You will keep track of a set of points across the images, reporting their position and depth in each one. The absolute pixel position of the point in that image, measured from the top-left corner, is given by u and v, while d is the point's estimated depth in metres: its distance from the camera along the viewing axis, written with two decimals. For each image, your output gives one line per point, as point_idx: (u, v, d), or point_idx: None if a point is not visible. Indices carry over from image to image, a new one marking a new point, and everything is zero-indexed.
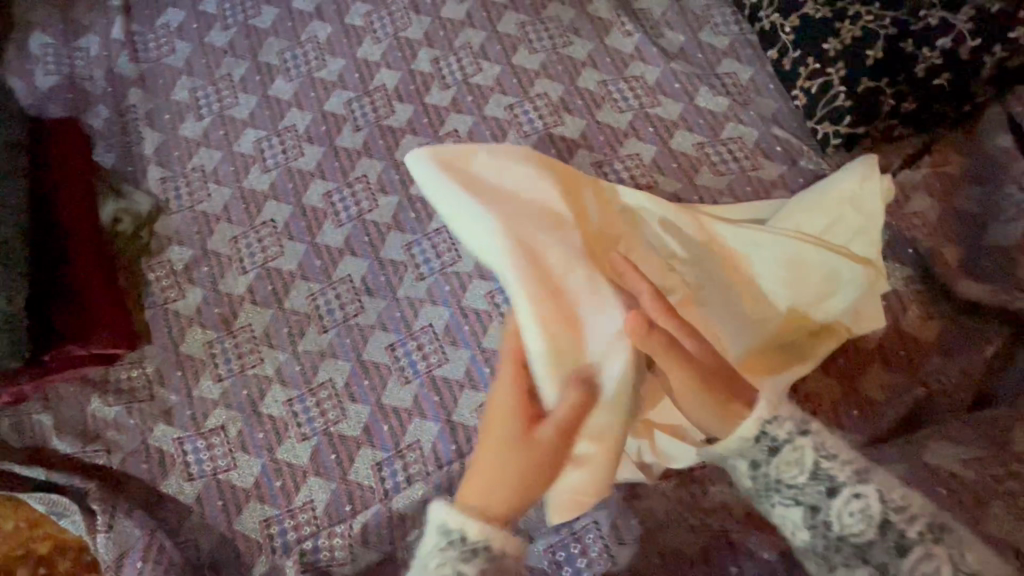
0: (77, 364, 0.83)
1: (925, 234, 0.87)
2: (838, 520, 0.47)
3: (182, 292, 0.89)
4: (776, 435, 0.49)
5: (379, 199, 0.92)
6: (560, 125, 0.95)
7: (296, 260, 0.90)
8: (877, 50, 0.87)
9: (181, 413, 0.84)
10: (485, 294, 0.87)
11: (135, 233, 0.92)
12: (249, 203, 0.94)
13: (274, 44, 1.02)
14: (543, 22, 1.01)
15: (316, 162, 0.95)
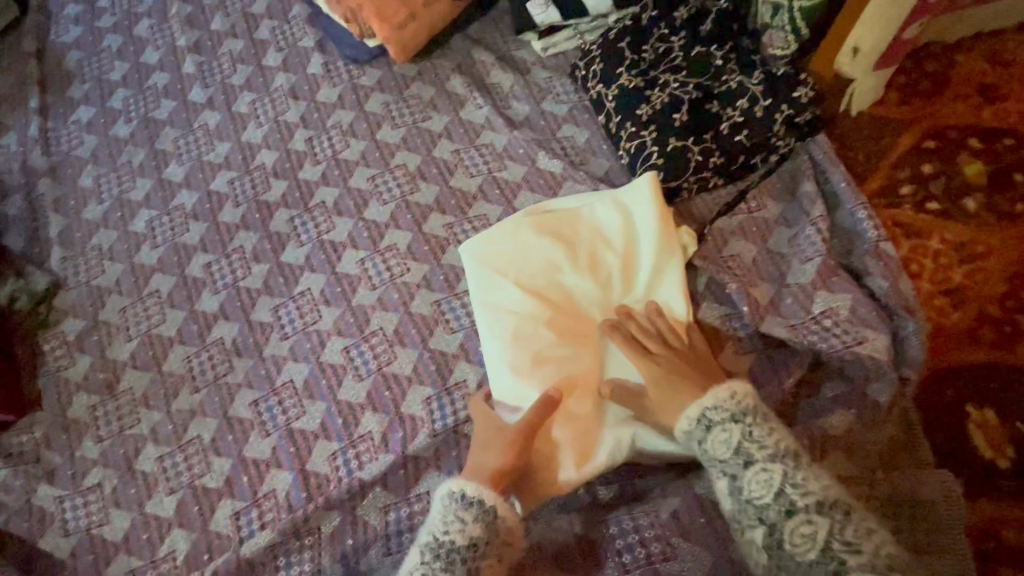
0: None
1: (740, 276, 0.92)
2: (788, 538, 0.62)
3: (72, 361, 0.99)
4: (714, 418, 0.71)
5: (252, 268, 1.03)
6: (416, 192, 1.06)
7: (175, 326, 1.00)
8: (684, 114, 0.97)
9: (63, 473, 0.92)
10: (342, 349, 0.96)
11: (35, 310, 1.02)
12: (138, 276, 1.04)
13: (170, 132, 1.16)
14: (406, 100, 1.14)
15: (200, 236, 1.06)
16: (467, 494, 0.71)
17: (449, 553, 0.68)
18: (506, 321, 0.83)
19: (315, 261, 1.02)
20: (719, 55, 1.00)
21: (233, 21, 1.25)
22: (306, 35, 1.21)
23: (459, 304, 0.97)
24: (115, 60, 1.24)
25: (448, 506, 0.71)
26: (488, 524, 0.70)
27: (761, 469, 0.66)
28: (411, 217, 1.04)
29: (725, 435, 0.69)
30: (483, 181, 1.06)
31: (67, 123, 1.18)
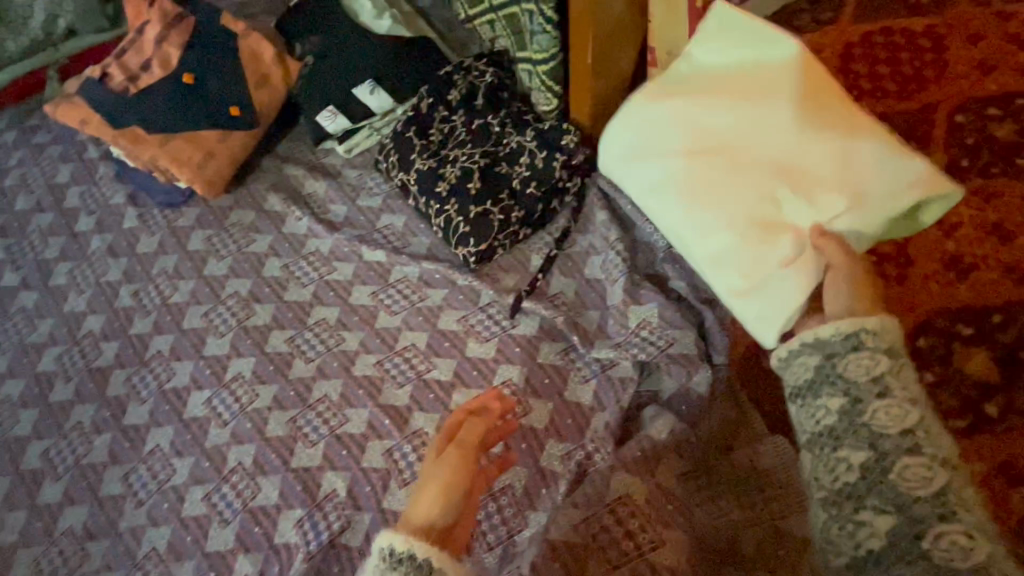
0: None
1: (565, 310, 1.00)
2: (870, 418, 0.58)
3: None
4: (862, 342, 0.61)
5: (94, 440, 0.98)
6: (252, 316, 1.07)
7: (16, 531, 0.93)
8: (478, 181, 1.06)
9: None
10: (202, 498, 0.92)
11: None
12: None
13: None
14: (227, 229, 1.16)
15: (32, 424, 1.01)
16: (394, 551, 0.61)
17: None
18: (681, 205, 0.84)
19: (159, 414, 0.99)
20: (496, 122, 1.10)
21: (38, 197, 1.24)
22: (116, 192, 1.22)
23: (314, 414, 0.97)
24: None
25: (376, 570, 0.62)
26: None
27: (857, 351, 0.61)
28: (251, 341, 1.04)
29: (873, 362, 0.60)
30: (316, 287, 1.09)
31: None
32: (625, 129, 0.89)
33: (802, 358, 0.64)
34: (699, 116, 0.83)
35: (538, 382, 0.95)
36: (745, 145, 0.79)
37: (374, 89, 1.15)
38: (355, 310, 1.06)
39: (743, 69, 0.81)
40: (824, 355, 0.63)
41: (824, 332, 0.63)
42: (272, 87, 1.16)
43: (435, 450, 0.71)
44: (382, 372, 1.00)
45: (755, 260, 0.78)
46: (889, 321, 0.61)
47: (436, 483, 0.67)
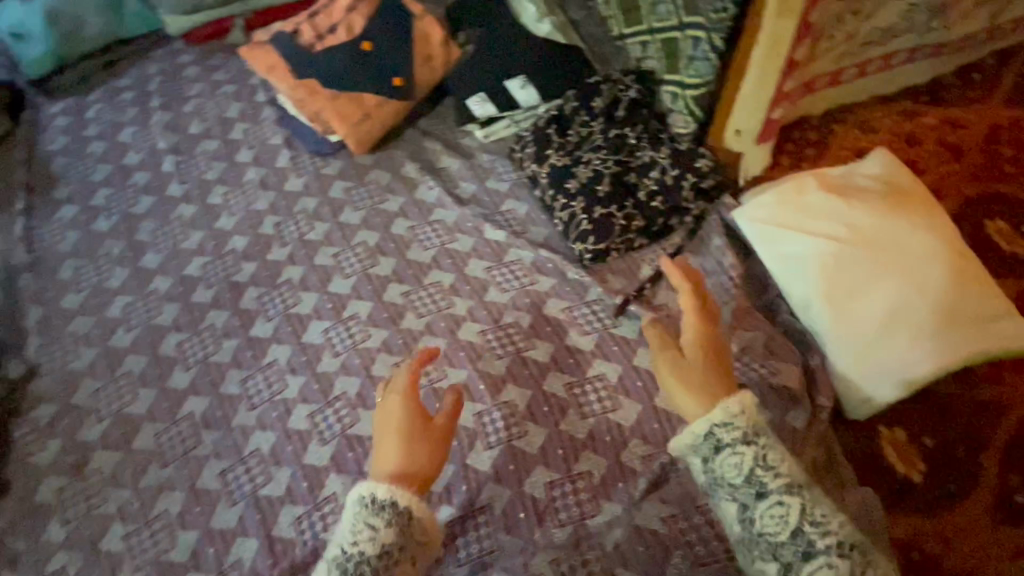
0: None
1: (668, 321, 1.03)
2: (761, 517, 0.71)
3: (42, 444, 1.02)
4: (725, 439, 0.75)
5: (222, 343, 1.10)
6: (375, 266, 1.17)
7: (145, 405, 1.05)
8: (609, 184, 1.12)
9: (27, 558, 0.92)
10: (306, 415, 1.02)
11: (6, 398, 1.07)
12: (112, 359, 1.10)
13: (149, 224, 1.26)
14: (365, 185, 1.27)
15: (172, 318, 1.14)
16: (378, 499, 0.72)
17: (358, 565, 0.68)
18: (809, 272, 0.99)
19: (281, 333, 1.10)
20: (634, 136, 1.16)
21: (208, 125, 1.40)
22: (274, 133, 1.36)
23: (416, 366, 1.05)
24: (99, 163, 1.36)
25: (357, 515, 0.71)
26: (401, 530, 0.71)
27: (732, 453, 0.74)
28: (371, 288, 1.14)
29: (740, 459, 0.73)
30: (436, 253, 1.18)
31: (50, 221, 1.28)
32: (775, 200, 1.07)
33: (690, 463, 0.77)
34: (850, 216, 1.01)
35: (631, 384, 0.99)
36: (874, 251, 0.98)
37: (525, 85, 1.24)
38: (468, 280, 1.14)
39: (872, 198, 1.03)
40: (703, 457, 0.76)
41: (694, 436, 0.77)
42: (433, 67, 1.27)
43: (395, 405, 0.80)
44: (484, 341, 1.07)
45: (866, 353, 0.93)
46: (734, 408, 0.76)
47: (407, 446, 0.77)
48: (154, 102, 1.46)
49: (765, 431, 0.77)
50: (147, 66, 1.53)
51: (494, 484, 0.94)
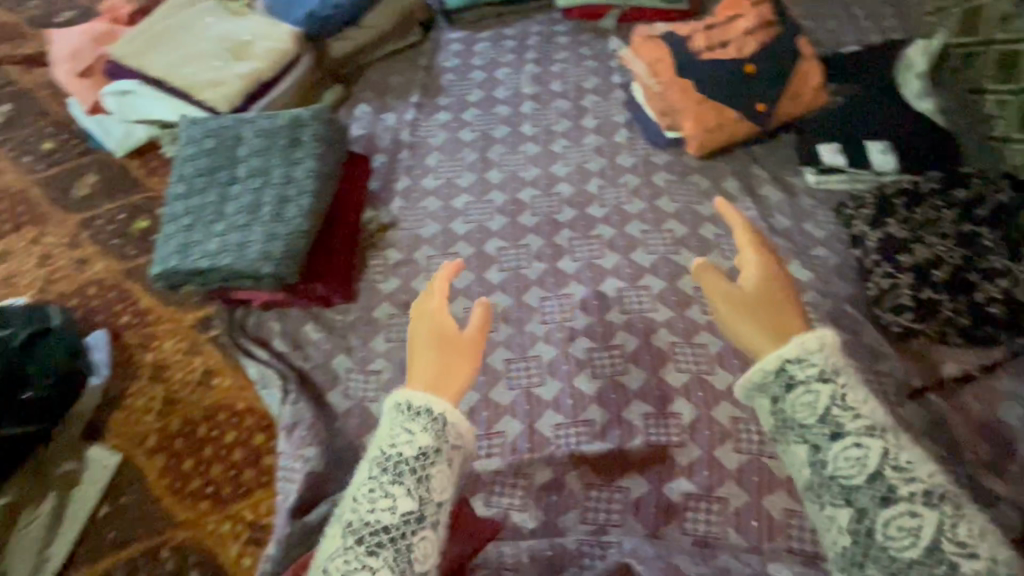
0: (311, 298, 1.26)
1: None
2: (834, 460, 0.72)
3: (384, 279, 1.32)
4: (798, 376, 0.75)
5: (460, 272, 1.32)
6: (602, 262, 1.30)
7: (426, 287, 1.30)
8: (887, 269, 1.16)
9: (334, 347, 1.23)
10: (504, 358, 1.19)
11: (373, 236, 1.38)
12: (414, 241, 1.37)
13: (497, 150, 1.52)
14: (617, 191, 1.41)
15: (430, 234, 1.38)
16: (413, 406, 0.80)
17: (396, 465, 0.77)
18: None
19: (506, 284, 1.29)
20: (934, 236, 1.17)
21: (567, 89, 1.62)
22: (619, 114, 1.55)
23: (612, 355, 1.16)
24: (474, 88, 1.67)
25: (395, 419, 0.80)
26: (437, 431, 0.79)
27: (808, 391, 0.74)
28: (591, 279, 1.28)
29: (817, 399, 0.74)
30: (657, 272, 1.27)
31: (429, 119, 1.61)
32: None
33: (758, 402, 0.79)
34: None
35: None
36: None
37: (850, 144, 1.31)
38: (677, 309, 1.22)
39: None
40: (773, 395, 0.77)
41: (762, 374, 0.78)
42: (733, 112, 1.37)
43: (445, 317, 0.88)
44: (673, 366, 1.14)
45: None
46: (811, 345, 0.76)
47: (445, 352, 0.85)
48: (473, 60, 1.74)
49: (844, 368, 0.76)
50: (564, 25, 1.79)
51: (638, 477, 1.04)
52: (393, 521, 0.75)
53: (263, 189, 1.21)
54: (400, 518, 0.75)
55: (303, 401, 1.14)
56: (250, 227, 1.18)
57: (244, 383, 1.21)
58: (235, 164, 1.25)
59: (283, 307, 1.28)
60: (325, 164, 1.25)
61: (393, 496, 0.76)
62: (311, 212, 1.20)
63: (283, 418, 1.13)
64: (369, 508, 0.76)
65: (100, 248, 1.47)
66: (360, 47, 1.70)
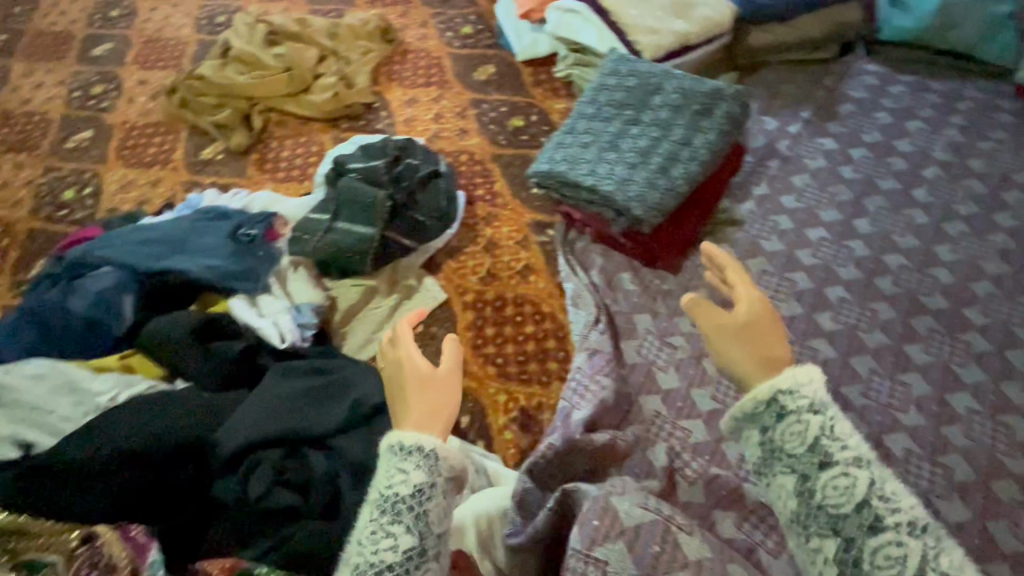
0: (641, 254, 1.32)
1: None
2: (820, 489, 0.71)
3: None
4: (788, 407, 0.74)
5: (791, 299, 1.25)
6: (961, 369, 1.14)
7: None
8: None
9: (644, 303, 1.27)
10: None
11: (717, 224, 1.37)
12: (753, 249, 1.34)
13: (877, 201, 1.39)
14: (1010, 309, 1.21)
15: (772, 250, 1.33)
16: (404, 445, 0.75)
17: (393, 505, 0.72)
18: None
19: (837, 337, 1.20)
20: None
21: (987, 172, 1.42)
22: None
23: (935, 472, 1.03)
24: (874, 129, 1.53)
25: (390, 462, 0.74)
26: (431, 468, 0.74)
27: (796, 420, 0.74)
28: (941, 381, 1.13)
29: (801, 426, 0.73)
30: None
31: (813, 140, 1.52)
32: None
33: (746, 435, 0.77)
34: None
35: None
36: None
37: None
38: None
39: None
40: (761, 427, 0.76)
41: (754, 403, 0.76)
42: None
43: (411, 365, 0.84)
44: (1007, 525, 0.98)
45: None
46: (809, 370, 0.76)
47: (404, 393, 0.82)
48: (884, 101, 1.59)
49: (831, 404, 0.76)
50: (1004, 102, 1.55)
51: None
52: (395, 560, 0.69)
53: (660, 139, 1.27)
54: (403, 555, 0.69)
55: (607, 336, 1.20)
56: (636, 170, 1.24)
57: (553, 291, 1.33)
58: (644, 107, 1.32)
59: (610, 248, 1.36)
60: (723, 142, 1.27)
61: (394, 535, 0.70)
62: (691, 180, 1.24)
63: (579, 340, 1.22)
64: (370, 550, 0.69)
65: (479, 128, 1.70)
66: (774, 48, 1.64)
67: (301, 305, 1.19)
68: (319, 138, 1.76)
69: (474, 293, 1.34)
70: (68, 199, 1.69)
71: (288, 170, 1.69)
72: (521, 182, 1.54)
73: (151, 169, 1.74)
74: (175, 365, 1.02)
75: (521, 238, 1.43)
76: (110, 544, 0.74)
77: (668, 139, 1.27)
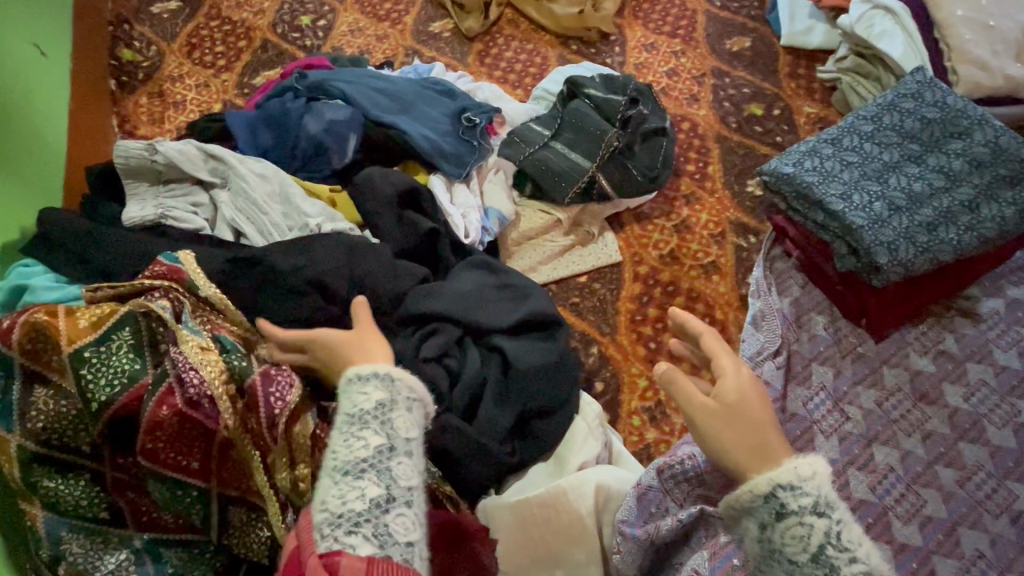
0: (848, 304, 1.15)
1: None
2: None
3: (923, 353, 1.13)
4: (788, 506, 0.62)
5: (1005, 428, 1.06)
6: None
7: (956, 402, 1.08)
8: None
9: (829, 355, 1.13)
10: (976, 547, 0.96)
11: (948, 308, 1.17)
12: (981, 352, 1.13)
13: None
14: None
15: (1007, 364, 1.12)
16: (361, 375, 0.65)
17: (360, 416, 0.62)
18: None
19: None
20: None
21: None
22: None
23: None
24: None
25: (350, 390, 0.65)
26: (390, 388, 0.64)
27: (797, 523, 0.61)
28: None
29: (803, 533, 0.61)
30: None
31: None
32: None
33: (744, 527, 0.66)
34: None
35: None
36: None
37: None
38: None
39: None
40: (760, 523, 0.64)
41: (749, 496, 0.64)
42: None
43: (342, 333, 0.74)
44: None
45: None
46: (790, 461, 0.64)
47: (354, 341, 0.72)
48: None
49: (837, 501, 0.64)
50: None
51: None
52: (367, 456, 0.60)
53: (940, 192, 1.09)
54: (375, 452, 0.61)
55: (780, 373, 1.08)
56: (899, 214, 1.07)
57: (732, 301, 1.22)
58: (935, 148, 1.13)
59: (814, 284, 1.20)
60: (1015, 225, 1.06)
61: (366, 436, 0.61)
62: (958, 252, 1.05)
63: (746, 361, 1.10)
64: (347, 449, 0.61)
65: (712, 101, 1.55)
66: None
67: (490, 209, 1.17)
68: (545, 51, 1.69)
69: (650, 267, 1.25)
70: (303, 24, 1.76)
71: (506, 71, 1.64)
72: (738, 175, 1.40)
73: (381, 23, 1.76)
74: (371, 219, 1.02)
75: (717, 232, 1.31)
76: (292, 355, 0.81)
77: (952, 196, 1.08)
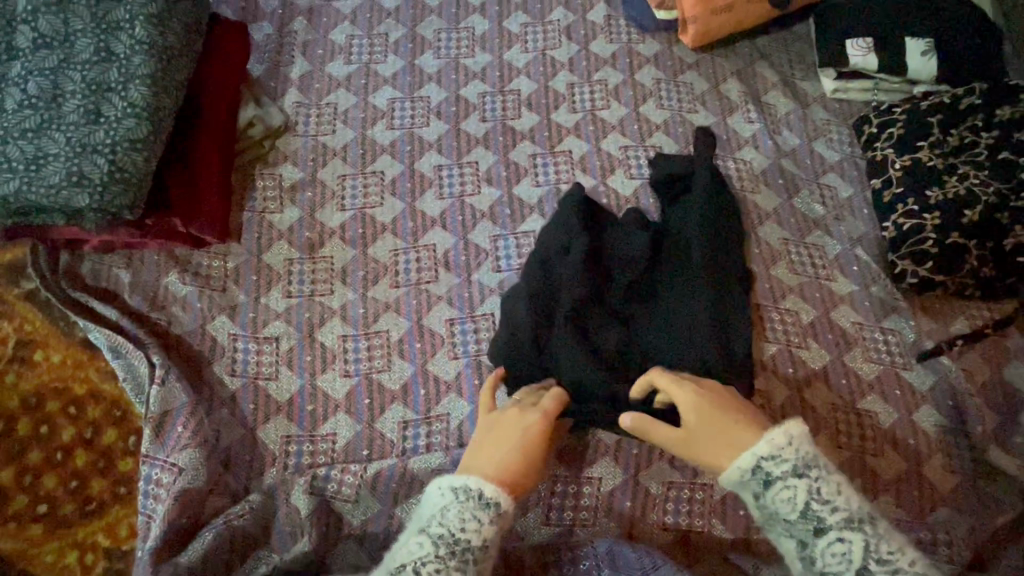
0: (171, 237, 0.89)
1: (865, 385, 0.91)
2: (821, 556, 0.61)
3: (281, 208, 0.96)
4: (773, 472, 0.64)
5: (387, 199, 0.98)
6: (572, 182, 1.00)
7: (339, 221, 0.96)
8: (940, 192, 0.95)
9: (210, 304, 0.89)
10: (446, 319, 0.90)
11: (260, 144, 1.00)
12: (320, 154, 1.00)
13: (433, 24, 1.12)
14: (592, 84, 1.08)
15: (344, 143, 1.01)
16: (491, 497, 0.64)
17: (461, 553, 0.62)
18: None
19: (450, 219, 0.97)
20: (984, 147, 0.97)
21: None
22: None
23: None
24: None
25: (462, 502, 0.64)
26: (500, 527, 0.64)
27: (784, 486, 0.64)
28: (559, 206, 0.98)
29: (791, 494, 0.63)
30: (641, 187, 1.00)
31: None
32: None
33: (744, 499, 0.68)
34: None
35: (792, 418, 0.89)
36: None
37: (927, 52, 1.02)
38: None
39: None
40: (753, 493, 0.66)
41: (738, 472, 0.66)
42: (735, 14, 1.07)
43: (528, 414, 0.71)
44: None
45: None
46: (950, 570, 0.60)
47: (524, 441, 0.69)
48: None
49: (819, 457, 0.65)
50: None
51: (610, 462, 0.84)
52: None
53: (61, 67, 0.79)
54: None
55: (175, 379, 0.82)
56: (46, 132, 0.76)
57: (78, 357, 0.87)
58: (15, 25, 0.81)
59: (134, 250, 0.90)
60: (165, 34, 0.83)
61: None
62: (141, 112, 0.79)
63: (142, 407, 0.83)
64: None
65: None
66: None
67: None
68: None
69: None
70: None
71: None
72: None
73: None
74: None
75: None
76: None
77: (77, 63, 0.79)
